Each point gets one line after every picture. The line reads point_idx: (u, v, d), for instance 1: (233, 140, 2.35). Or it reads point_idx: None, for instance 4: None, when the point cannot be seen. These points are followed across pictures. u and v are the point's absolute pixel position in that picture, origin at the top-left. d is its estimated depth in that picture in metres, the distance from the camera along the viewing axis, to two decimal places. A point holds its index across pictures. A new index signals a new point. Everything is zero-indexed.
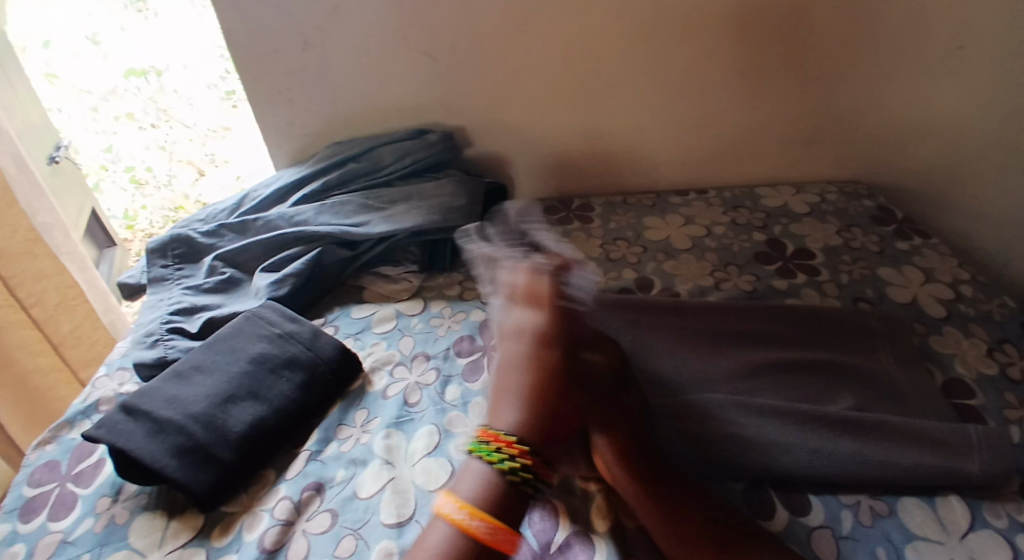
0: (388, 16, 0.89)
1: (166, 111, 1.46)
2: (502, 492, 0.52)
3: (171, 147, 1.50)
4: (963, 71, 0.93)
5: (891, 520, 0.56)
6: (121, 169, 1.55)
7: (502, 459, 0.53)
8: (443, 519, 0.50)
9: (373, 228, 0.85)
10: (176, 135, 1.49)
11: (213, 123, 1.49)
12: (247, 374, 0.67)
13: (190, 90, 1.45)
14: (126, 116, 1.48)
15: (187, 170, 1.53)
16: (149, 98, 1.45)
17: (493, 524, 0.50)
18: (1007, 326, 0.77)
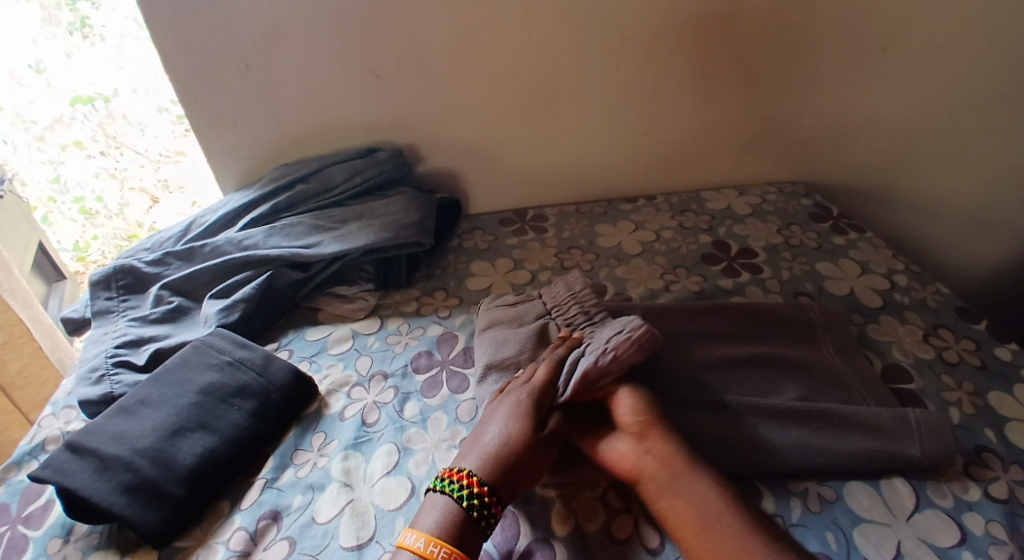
0: (330, 36, 0.89)
1: (116, 137, 1.43)
2: (459, 522, 0.52)
3: (122, 175, 1.49)
4: (883, 73, 0.99)
5: (839, 505, 0.59)
6: (70, 200, 1.49)
7: (464, 493, 0.54)
8: (404, 551, 0.51)
9: (324, 249, 0.85)
10: (126, 162, 1.48)
11: (166, 148, 1.46)
12: (196, 405, 0.66)
13: (140, 116, 1.39)
14: (73, 144, 1.42)
15: (139, 197, 1.52)
16: (97, 125, 1.40)
17: (449, 551, 0.50)
18: (940, 311, 0.81)
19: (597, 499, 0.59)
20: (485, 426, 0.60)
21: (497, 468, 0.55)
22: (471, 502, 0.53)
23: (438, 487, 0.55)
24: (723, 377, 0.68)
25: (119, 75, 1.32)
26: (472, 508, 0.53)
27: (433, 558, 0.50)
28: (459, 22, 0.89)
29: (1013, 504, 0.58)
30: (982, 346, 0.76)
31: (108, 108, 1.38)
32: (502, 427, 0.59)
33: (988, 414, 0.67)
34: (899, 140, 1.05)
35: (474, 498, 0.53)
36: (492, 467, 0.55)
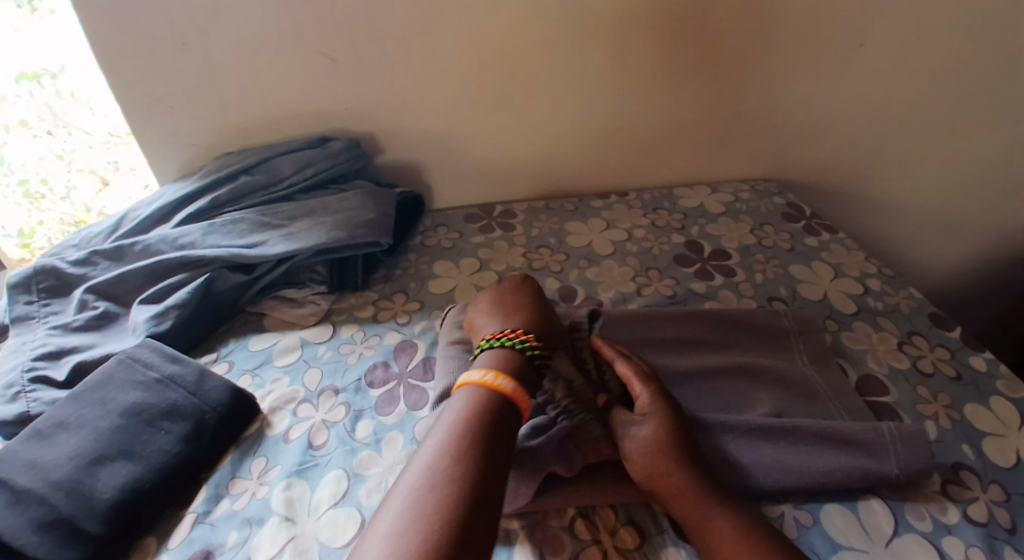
0: (277, 14, 0.81)
1: (62, 117, 1.19)
2: (521, 363, 0.59)
3: (70, 156, 1.25)
4: (861, 69, 0.96)
5: (816, 530, 0.55)
6: (13, 183, 1.22)
7: (517, 342, 0.61)
8: (474, 381, 0.56)
9: (269, 249, 0.78)
10: (76, 143, 1.24)
11: (115, 128, 1.23)
12: (119, 429, 0.59)
13: (92, 95, 1.18)
14: (18, 123, 1.18)
15: (88, 180, 1.28)
16: (43, 105, 1.17)
17: (515, 383, 0.56)
18: (913, 317, 0.79)
19: (563, 527, 0.54)
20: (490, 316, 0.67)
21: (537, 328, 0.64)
22: (529, 349, 0.60)
23: (491, 343, 0.61)
24: (694, 390, 0.65)
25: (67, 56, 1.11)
26: (532, 355, 0.60)
27: (503, 387, 0.56)
28: (421, 4, 0.82)
29: (991, 526, 0.56)
30: (957, 354, 0.74)
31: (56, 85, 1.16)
32: (519, 309, 0.66)
33: (964, 428, 0.65)
34: (873, 138, 1.03)
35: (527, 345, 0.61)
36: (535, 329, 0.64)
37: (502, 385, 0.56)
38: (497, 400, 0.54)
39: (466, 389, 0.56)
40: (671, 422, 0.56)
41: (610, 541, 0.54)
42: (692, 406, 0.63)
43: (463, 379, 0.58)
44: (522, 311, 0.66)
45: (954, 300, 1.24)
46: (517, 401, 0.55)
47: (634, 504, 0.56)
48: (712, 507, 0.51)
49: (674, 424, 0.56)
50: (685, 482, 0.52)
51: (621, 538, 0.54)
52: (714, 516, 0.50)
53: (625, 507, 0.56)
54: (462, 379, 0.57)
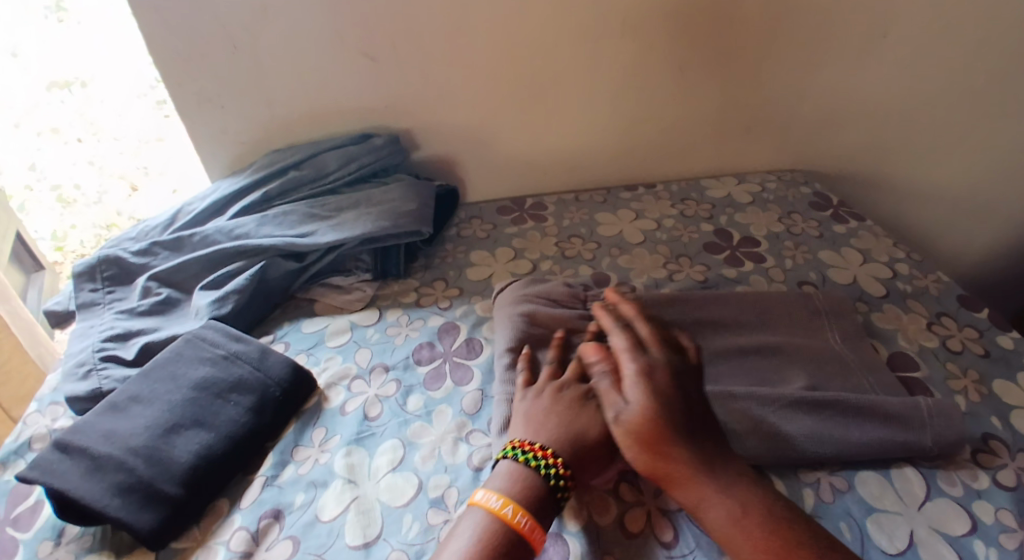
0: (323, 14, 0.86)
1: (93, 123, 1.40)
2: (540, 494, 0.52)
3: (100, 163, 1.41)
4: (886, 59, 0.98)
5: (851, 495, 0.57)
6: (48, 189, 1.39)
7: (537, 460, 0.54)
8: (485, 511, 0.51)
9: (319, 238, 0.82)
10: (107, 150, 1.41)
11: (144, 134, 1.40)
12: (190, 401, 0.64)
13: (119, 100, 1.38)
14: (50, 131, 1.40)
15: (119, 185, 1.39)
16: (76, 111, 1.39)
17: (532, 520, 0.51)
18: (943, 299, 0.81)
19: (609, 491, 0.58)
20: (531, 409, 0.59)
21: (576, 448, 0.55)
22: (548, 470, 0.53)
23: (513, 452, 0.55)
24: (729, 368, 0.68)
25: (106, 64, 1.33)
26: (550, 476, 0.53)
27: (516, 525, 0.50)
28: (457, 4, 0.86)
29: (1021, 491, 0.58)
30: (985, 333, 0.76)
31: (84, 92, 1.38)
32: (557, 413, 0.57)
33: (994, 402, 0.67)
34: (897, 127, 1.05)
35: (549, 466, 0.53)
36: (568, 447, 0.55)
37: (515, 522, 0.50)
38: (511, 543, 0.49)
39: (479, 514, 0.51)
40: (654, 407, 0.54)
41: (654, 502, 0.57)
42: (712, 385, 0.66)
43: (478, 499, 0.53)
44: (567, 420, 0.57)
45: (978, 287, 1.26)
46: (532, 541, 0.50)
47: None
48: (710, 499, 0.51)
49: (662, 406, 0.54)
50: (681, 473, 0.52)
51: (666, 499, 0.57)
52: (713, 507, 0.50)
53: None
54: (475, 498, 0.53)
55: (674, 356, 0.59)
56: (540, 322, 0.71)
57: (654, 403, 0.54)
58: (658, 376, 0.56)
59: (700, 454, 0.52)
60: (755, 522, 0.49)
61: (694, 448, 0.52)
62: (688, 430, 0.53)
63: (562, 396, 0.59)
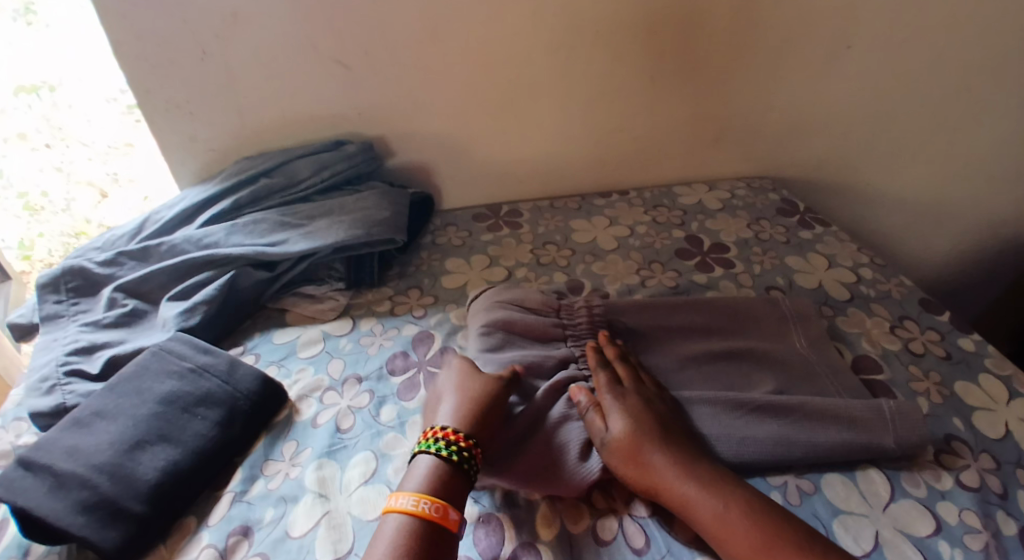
0: (294, 22, 0.85)
1: (61, 128, 1.28)
2: (446, 475, 0.54)
3: (68, 168, 1.30)
4: (850, 69, 1.01)
5: (818, 498, 0.59)
6: (13, 196, 1.28)
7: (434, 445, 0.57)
8: (395, 511, 0.52)
9: (290, 247, 0.81)
10: (74, 155, 1.30)
11: (114, 139, 1.30)
12: (156, 416, 0.63)
13: (88, 106, 1.26)
14: (16, 136, 1.26)
15: (87, 192, 1.31)
16: (41, 116, 1.25)
17: (440, 502, 0.52)
18: (905, 303, 0.84)
19: (580, 498, 0.58)
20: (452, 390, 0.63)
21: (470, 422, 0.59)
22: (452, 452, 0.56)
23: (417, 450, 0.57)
24: (699, 374, 0.69)
25: (72, 67, 1.21)
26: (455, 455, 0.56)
27: (426, 510, 0.51)
28: (430, 12, 0.86)
29: (984, 492, 0.60)
30: (946, 336, 0.78)
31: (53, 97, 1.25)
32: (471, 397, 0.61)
33: (955, 403, 0.69)
34: (860, 134, 1.08)
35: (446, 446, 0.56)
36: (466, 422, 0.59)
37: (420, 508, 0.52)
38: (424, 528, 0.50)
39: (392, 515, 0.52)
40: (632, 422, 0.58)
41: (626, 510, 0.57)
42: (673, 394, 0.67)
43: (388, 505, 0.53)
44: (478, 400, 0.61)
45: (938, 289, 1.31)
46: (444, 519, 0.51)
47: None
48: (695, 495, 0.53)
49: (641, 421, 0.58)
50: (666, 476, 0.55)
51: (637, 506, 0.58)
52: (700, 504, 0.53)
53: None
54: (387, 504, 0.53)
55: (647, 387, 0.63)
56: (513, 330, 0.72)
57: (633, 422, 0.58)
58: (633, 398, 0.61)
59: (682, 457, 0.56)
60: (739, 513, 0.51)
61: (675, 453, 0.56)
62: (668, 439, 0.57)
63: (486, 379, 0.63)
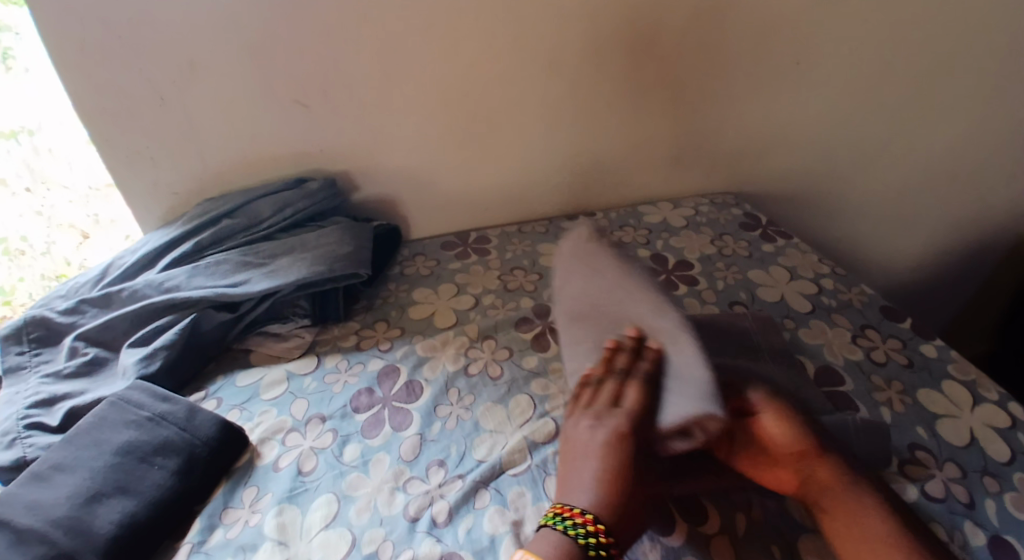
0: (249, 67, 0.85)
1: (41, 173, 1.11)
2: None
3: (49, 212, 1.14)
4: (803, 85, 1.03)
5: (781, 514, 0.59)
6: None
7: (569, 523, 0.52)
8: None
9: (252, 287, 0.81)
10: (54, 200, 1.14)
11: (95, 180, 1.12)
12: (113, 467, 0.61)
13: (70, 151, 1.10)
14: None
15: (67, 236, 1.16)
16: (21, 161, 1.09)
17: None
18: (866, 312, 0.84)
19: None
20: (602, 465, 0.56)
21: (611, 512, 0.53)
22: (588, 540, 0.51)
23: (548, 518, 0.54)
24: None
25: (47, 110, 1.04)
26: (590, 546, 0.50)
27: None
28: (386, 50, 0.87)
29: (949, 502, 0.60)
30: (907, 344, 0.79)
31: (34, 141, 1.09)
32: (592, 456, 0.57)
33: (918, 411, 0.70)
34: (817, 148, 1.11)
35: (582, 529, 0.51)
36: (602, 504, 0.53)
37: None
38: None
39: None
40: (793, 416, 0.60)
41: None
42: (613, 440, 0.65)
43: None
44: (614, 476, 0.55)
45: (901, 291, 1.34)
46: None
47: None
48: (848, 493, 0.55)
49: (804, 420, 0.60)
50: (818, 469, 0.56)
51: None
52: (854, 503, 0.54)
53: None
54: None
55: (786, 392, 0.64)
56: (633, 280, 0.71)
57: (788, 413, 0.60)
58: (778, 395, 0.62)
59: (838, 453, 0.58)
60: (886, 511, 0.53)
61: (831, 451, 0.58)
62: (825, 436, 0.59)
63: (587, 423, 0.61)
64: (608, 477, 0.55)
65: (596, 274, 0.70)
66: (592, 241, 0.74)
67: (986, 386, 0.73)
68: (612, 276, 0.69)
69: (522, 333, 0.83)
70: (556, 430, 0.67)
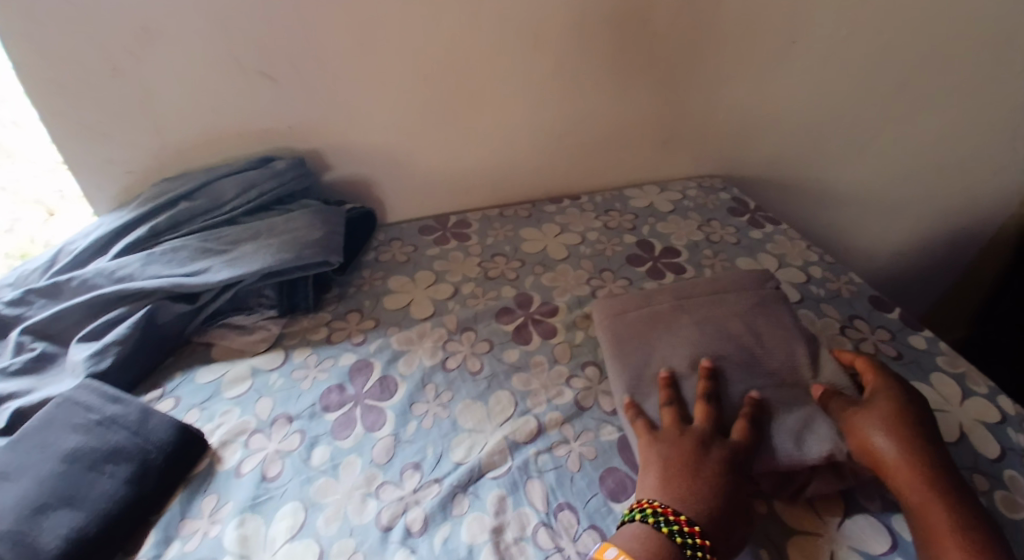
0: (208, 36, 0.79)
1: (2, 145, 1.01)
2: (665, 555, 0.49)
3: (14, 188, 1.04)
4: (796, 64, 0.99)
5: (769, 519, 0.57)
6: None
7: (661, 518, 0.51)
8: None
9: (212, 276, 0.76)
10: (20, 174, 1.03)
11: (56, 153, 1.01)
12: (59, 476, 0.57)
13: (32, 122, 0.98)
14: None
15: (33, 212, 1.05)
16: None
17: None
18: (855, 302, 0.82)
19: (524, 539, 0.55)
20: (701, 471, 0.54)
21: (716, 521, 0.51)
22: (684, 537, 0.50)
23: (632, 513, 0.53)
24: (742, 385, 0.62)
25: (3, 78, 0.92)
26: (685, 544, 0.50)
27: None
28: (354, 19, 0.81)
29: None
30: (897, 335, 0.77)
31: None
32: (695, 467, 0.54)
33: None
34: (809, 130, 1.08)
35: (677, 528, 0.50)
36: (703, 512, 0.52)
37: None
38: None
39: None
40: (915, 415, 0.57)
41: None
42: (621, 467, 0.61)
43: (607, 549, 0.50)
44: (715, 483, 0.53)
45: (886, 277, 1.33)
46: None
47: (595, 506, 0.57)
48: (923, 503, 0.52)
49: (906, 422, 0.56)
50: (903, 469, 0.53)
51: (584, 542, 0.54)
52: (927, 513, 0.51)
53: (586, 510, 0.57)
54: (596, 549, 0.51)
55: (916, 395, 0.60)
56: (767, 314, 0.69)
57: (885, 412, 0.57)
58: (886, 396, 0.59)
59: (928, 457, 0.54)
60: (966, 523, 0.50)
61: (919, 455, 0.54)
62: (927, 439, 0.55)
63: (691, 438, 0.57)
64: (720, 496, 0.53)
65: (751, 315, 0.69)
66: (748, 290, 0.73)
67: (977, 380, 0.71)
68: (764, 325, 0.68)
69: (504, 324, 0.79)
70: (537, 429, 0.64)
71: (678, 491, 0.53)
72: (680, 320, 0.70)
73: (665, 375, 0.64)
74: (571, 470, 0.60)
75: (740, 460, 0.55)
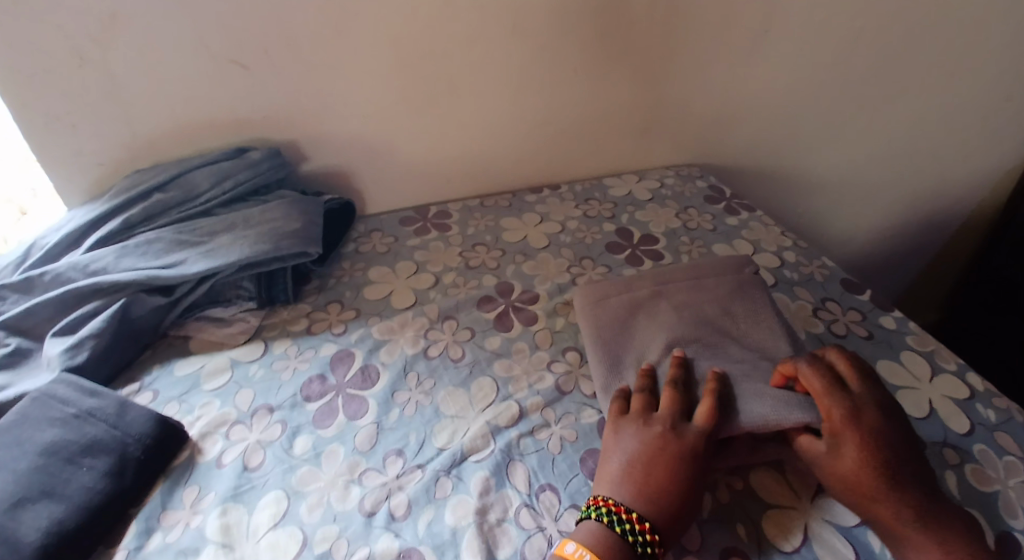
0: (177, 24, 0.77)
1: None
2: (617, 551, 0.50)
3: None
4: (769, 51, 1.00)
5: (746, 494, 0.58)
6: None
7: (615, 518, 0.52)
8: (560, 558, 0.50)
9: (187, 269, 0.75)
10: None
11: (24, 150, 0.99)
12: (36, 470, 0.56)
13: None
14: None
15: None
16: None
17: None
18: (828, 285, 0.84)
19: (507, 520, 0.55)
20: (655, 464, 0.54)
21: (665, 514, 0.52)
22: (634, 535, 0.51)
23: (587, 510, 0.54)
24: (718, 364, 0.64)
25: None
26: (636, 543, 0.50)
27: None
28: (328, 6, 0.80)
29: None
30: (869, 316, 0.79)
31: None
32: (651, 460, 0.55)
33: (879, 383, 0.70)
34: (783, 118, 1.09)
35: (629, 527, 0.51)
36: (654, 506, 0.52)
37: None
38: None
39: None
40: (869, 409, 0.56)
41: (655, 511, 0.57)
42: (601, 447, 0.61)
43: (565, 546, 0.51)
44: (669, 476, 0.53)
45: (859, 262, 1.36)
46: None
47: (576, 486, 0.58)
48: (873, 497, 0.52)
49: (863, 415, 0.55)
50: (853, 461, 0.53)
51: (565, 521, 0.55)
52: (876, 506, 0.52)
53: (567, 490, 0.58)
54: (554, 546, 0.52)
55: (872, 383, 0.58)
56: (742, 298, 0.71)
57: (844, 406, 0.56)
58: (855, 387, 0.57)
59: (884, 450, 0.53)
60: (927, 514, 0.51)
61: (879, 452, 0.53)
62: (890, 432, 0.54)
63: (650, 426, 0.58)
64: (671, 484, 0.53)
65: (727, 300, 0.71)
66: (726, 276, 0.75)
67: (945, 358, 0.73)
68: (740, 311, 0.69)
69: (484, 312, 0.79)
70: (518, 413, 0.65)
71: (630, 485, 0.54)
72: (660, 307, 0.72)
73: (647, 367, 0.65)
74: (553, 452, 0.61)
75: (698, 443, 0.55)
